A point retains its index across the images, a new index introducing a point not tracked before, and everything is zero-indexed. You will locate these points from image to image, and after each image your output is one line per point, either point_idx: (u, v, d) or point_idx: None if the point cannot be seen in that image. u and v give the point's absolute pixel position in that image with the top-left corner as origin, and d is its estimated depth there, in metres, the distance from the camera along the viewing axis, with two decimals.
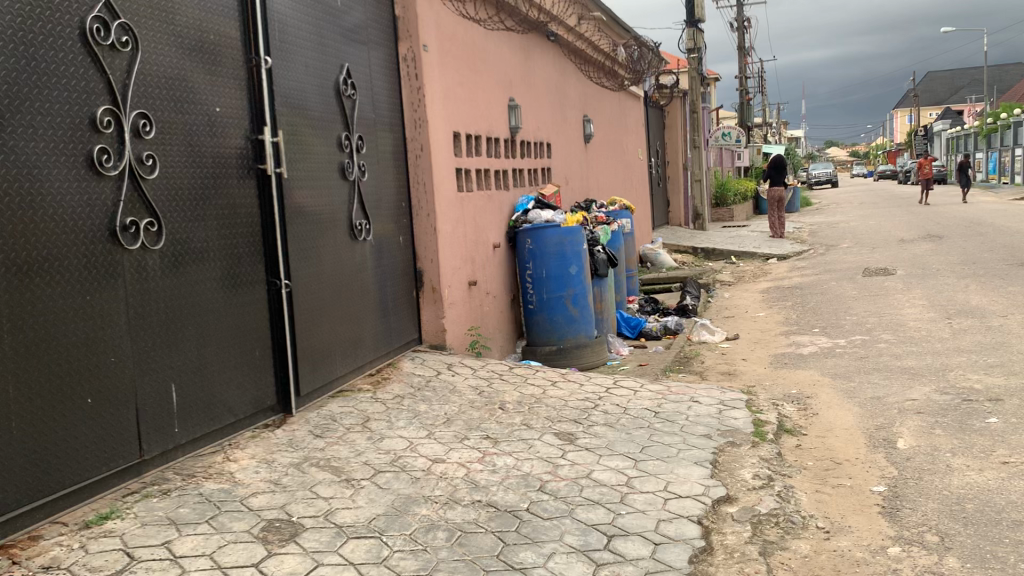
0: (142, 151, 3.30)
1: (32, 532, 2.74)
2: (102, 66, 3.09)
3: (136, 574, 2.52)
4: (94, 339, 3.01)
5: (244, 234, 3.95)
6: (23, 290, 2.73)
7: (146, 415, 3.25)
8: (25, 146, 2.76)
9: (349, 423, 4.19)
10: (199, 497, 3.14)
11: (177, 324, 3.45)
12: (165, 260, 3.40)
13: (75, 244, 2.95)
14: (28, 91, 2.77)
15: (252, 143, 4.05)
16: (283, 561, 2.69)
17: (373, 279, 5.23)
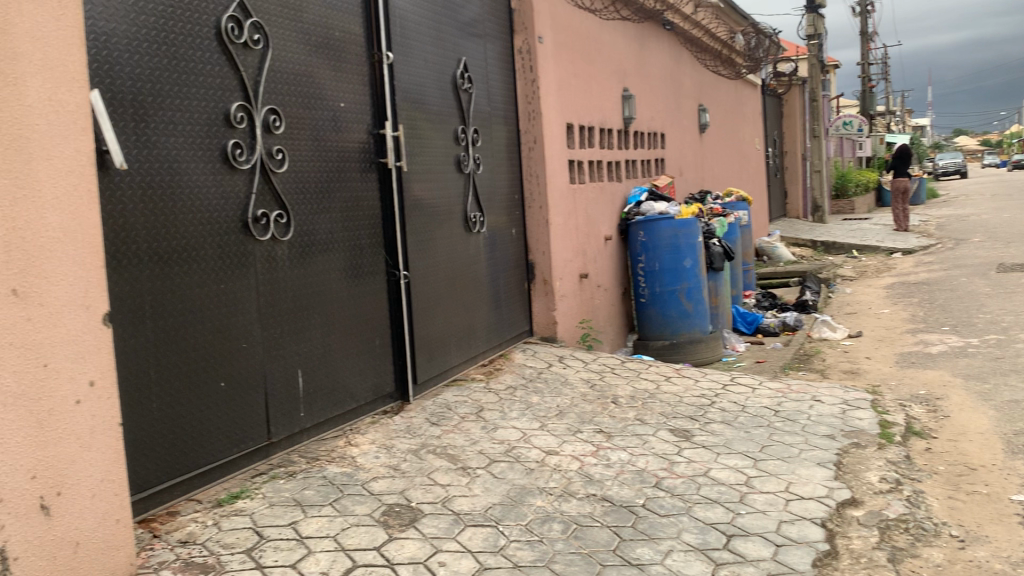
0: (272, 146, 3.43)
1: (171, 507, 2.89)
2: (235, 64, 3.22)
3: (266, 552, 2.63)
4: (227, 325, 3.15)
5: (365, 225, 4.05)
6: (165, 278, 2.88)
7: (274, 399, 3.39)
8: (167, 141, 2.90)
9: (464, 412, 4.24)
10: (323, 479, 3.25)
11: (303, 312, 3.58)
12: (293, 250, 3.53)
13: (211, 234, 3.09)
14: (169, 88, 2.91)
15: (373, 137, 4.14)
16: (403, 546, 2.75)
17: (487, 271, 5.27)
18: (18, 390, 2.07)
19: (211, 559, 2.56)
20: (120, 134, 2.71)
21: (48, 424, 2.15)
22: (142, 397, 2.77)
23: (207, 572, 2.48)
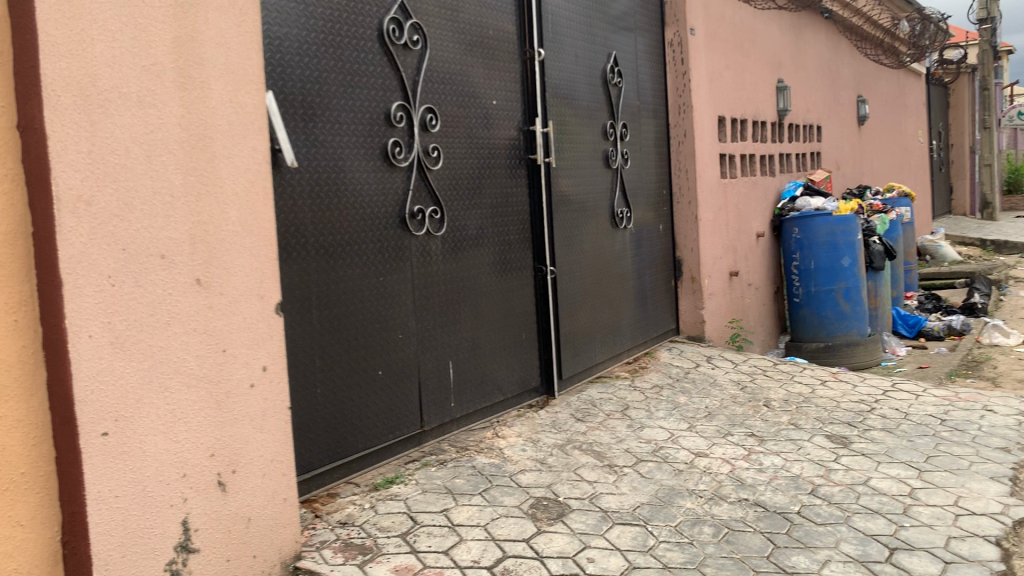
0: (429, 144, 3.53)
1: (331, 489, 3.03)
2: (395, 64, 3.33)
3: (419, 537, 2.71)
4: (385, 317, 3.27)
5: (515, 221, 4.10)
6: (329, 271, 3.01)
7: (426, 389, 3.49)
8: (333, 140, 3.04)
9: (609, 410, 4.22)
10: (473, 469, 3.32)
11: (455, 305, 3.67)
12: (446, 246, 3.62)
13: (372, 229, 3.21)
14: (335, 90, 3.04)
15: (523, 134, 4.18)
16: (552, 539, 2.77)
17: (633, 268, 5.23)
18: (199, 373, 2.22)
19: (369, 541, 2.67)
20: (291, 134, 2.86)
21: (225, 406, 2.30)
22: (307, 383, 2.91)
23: (366, 553, 2.59)
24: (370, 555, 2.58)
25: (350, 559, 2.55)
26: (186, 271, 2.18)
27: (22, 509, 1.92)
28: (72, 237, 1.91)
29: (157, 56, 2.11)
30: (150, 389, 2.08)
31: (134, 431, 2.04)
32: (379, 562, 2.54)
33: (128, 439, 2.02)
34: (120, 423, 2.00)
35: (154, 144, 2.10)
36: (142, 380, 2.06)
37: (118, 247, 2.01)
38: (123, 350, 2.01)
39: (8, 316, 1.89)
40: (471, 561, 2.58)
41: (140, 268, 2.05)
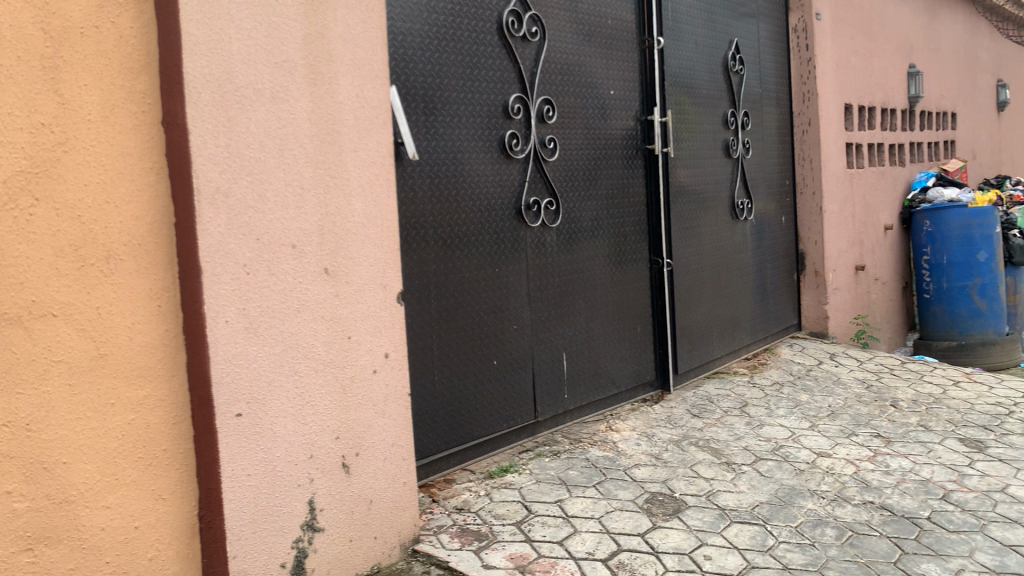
0: (545, 135, 3.54)
1: (448, 475, 3.10)
2: (514, 56, 3.35)
3: (534, 526, 2.73)
4: (501, 308, 3.30)
5: (631, 213, 4.06)
6: (447, 261, 3.06)
7: (540, 380, 3.51)
8: (452, 133, 3.08)
9: (727, 406, 4.14)
10: (587, 461, 3.32)
11: (569, 297, 3.67)
12: (562, 237, 3.62)
13: (489, 220, 3.25)
14: (456, 83, 3.09)
15: (640, 123, 4.14)
16: (667, 535, 2.73)
17: (753, 261, 5.10)
18: (326, 358, 2.31)
19: (484, 527, 2.72)
20: (413, 127, 2.92)
21: (351, 391, 2.38)
22: (425, 371, 2.98)
23: (481, 540, 2.63)
24: (485, 542, 2.62)
25: (466, 544, 2.61)
26: (314, 260, 2.27)
27: (164, 483, 2.03)
28: (210, 227, 2.01)
29: (289, 53, 2.19)
30: (280, 373, 2.18)
31: (265, 413, 2.14)
32: (494, 549, 2.58)
33: (259, 419, 2.13)
34: (253, 404, 2.11)
35: (286, 138, 2.19)
36: (273, 364, 2.16)
37: (253, 237, 2.11)
38: (256, 335, 2.11)
39: (152, 301, 2.00)
40: (585, 552, 2.58)
41: (271, 258, 2.15)
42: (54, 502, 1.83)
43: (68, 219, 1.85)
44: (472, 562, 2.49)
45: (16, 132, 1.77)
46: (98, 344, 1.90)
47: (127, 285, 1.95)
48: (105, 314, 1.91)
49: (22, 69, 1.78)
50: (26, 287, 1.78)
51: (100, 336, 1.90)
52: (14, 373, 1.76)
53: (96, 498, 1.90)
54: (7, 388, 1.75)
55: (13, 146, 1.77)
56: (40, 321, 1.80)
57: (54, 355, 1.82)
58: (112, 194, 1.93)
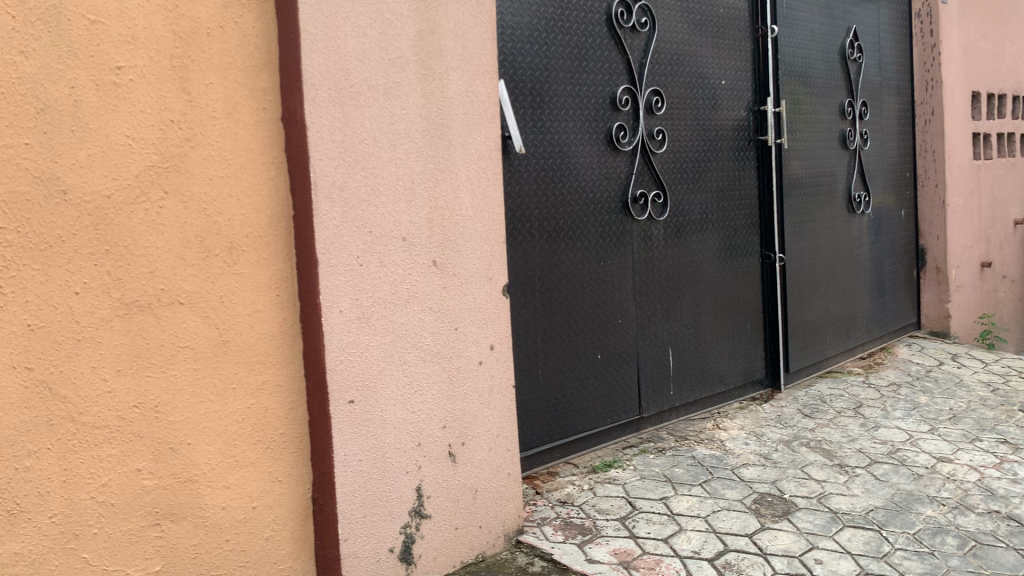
0: (653, 127, 3.50)
1: (551, 468, 3.13)
2: (623, 47, 3.32)
3: (638, 523, 2.71)
4: (605, 302, 3.29)
5: (742, 207, 3.97)
6: (553, 255, 3.07)
7: (645, 375, 3.48)
8: (559, 126, 3.08)
9: (840, 407, 4.00)
10: (692, 459, 3.27)
11: (676, 291, 3.62)
12: (669, 230, 3.57)
13: (595, 214, 3.23)
14: (563, 76, 3.09)
15: (753, 114, 4.03)
16: (777, 537, 2.66)
17: (870, 257, 4.90)
18: (434, 349, 2.35)
19: (588, 522, 2.72)
20: (520, 120, 2.94)
21: (458, 381, 2.42)
22: (530, 364, 3.00)
23: (585, 534, 2.63)
24: (589, 536, 2.62)
25: (569, 538, 2.62)
26: (424, 253, 2.31)
27: (281, 465, 2.11)
28: (326, 220, 2.08)
29: (402, 49, 2.24)
30: (390, 362, 2.23)
31: (376, 401, 2.20)
32: (598, 544, 2.57)
33: (371, 407, 2.19)
34: (364, 392, 2.17)
35: (398, 132, 2.24)
36: (383, 353, 2.21)
37: (366, 230, 2.17)
38: (368, 325, 2.18)
39: (272, 291, 2.08)
40: (691, 551, 2.53)
41: (383, 250, 2.20)
42: (180, 481, 1.93)
43: (195, 211, 1.94)
44: (575, 556, 2.50)
45: (148, 129, 1.86)
46: (221, 331, 1.99)
47: (248, 275, 2.04)
48: (228, 302, 2.00)
49: (154, 68, 1.87)
50: (156, 277, 1.88)
51: (222, 323, 1.99)
52: (144, 357, 1.86)
53: (218, 477, 2.00)
54: (138, 371, 1.86)
55: (145, 142, 1.86)
56: (168, 309, 1.90)
57: (180, 341, 1.92)
58: (235, 187, 2.01)
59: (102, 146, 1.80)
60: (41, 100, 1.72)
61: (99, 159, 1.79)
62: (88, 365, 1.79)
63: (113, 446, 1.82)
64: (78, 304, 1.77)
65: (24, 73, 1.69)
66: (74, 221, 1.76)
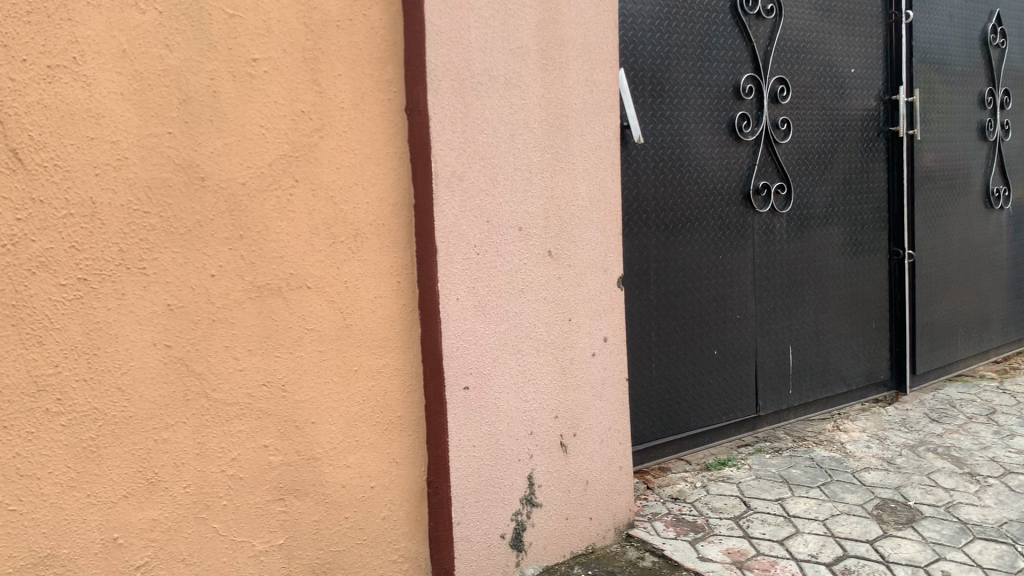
0: (778, 117, 3.39)
1: (663, 463, 3.10)
2: (747, 35, 3.23)
3: (752, 523, 2.65)
4: (723, 296, 3.22)
5: (870, 200, 3.81)
6: (669, 246, 3.02)
7: (763, 372, 3.40)
8: (680, 115, 3.03)
9: (972, 412, 3.79)
10: (811, 461, 3.17)
11: (798, 287, 3.51)
12: (792, 224, 3.46)
13: (715, 205, 3.17)
14: (685, 64, 3.03)
15: (883, 104, 3.86)
16: (900, 545, 2.53)
17: (1009, 255, 4.62)
18: (548, 339, 2.35)
19: (701, 519, 2.67)
20: (640, 110, 2.90)
21: (571, 371, 2.41)
22: (644, 357, 2.97)
23: (697, 531, 2.59)
24: (702, 534, 2.58)
25: (681, 534, 2.58)
26: (540, 243, 2.32)
27: (398, 447, 2.17)
28: (446, 209, 2.11)
29: (523, 39, 2.24)
30: (504, 351, 2.25)
31: (490, 388, 2.23)
32: (710, 542, 2.53)
33: (485, 394, 2.22)
34: (479, 379, 2.20)
35: (517, 122, 2.25)
36: (498, 341, 2.24)
37: (484, 219, 2.19)
38: (484, 313, 2.20)
39: (393, 277, 2.13)
40: (808, 555, 2.45)
41: (500, 240, 2.22)
42: (304, 458, 2.01)
43: (322, 199, 2.01)
44: (687, 553, 2.46)
45: (280, 120, 1.94)
46: (345, 315, 2.05)
47: (371, 261, 2.09)
48: (352, 287, 2.06)
49: (287, 60, 1.94)
50: (286, 261, 1.96)
51: (346, 308, 2.05)
52: (274, 338, 1.94)
53: (340, 456, 2.07)
54: (267, 351, 1.94)
55: (278, 132, 1.93)
56: (296, 292, 1.97)
57: (307, 324, 1.99)
58: (361, 176, 2.07)
59: (237, 135, 1.88)
60: (183, 91, 1.80)
61: (235, 147, 1.88)
62: (222, 344, 1.88)
63: (242, 422, 1.91)
64: (214, 286, 1.86)
65: (168, 65, 1.78)
66: (211, 207, 1.85)
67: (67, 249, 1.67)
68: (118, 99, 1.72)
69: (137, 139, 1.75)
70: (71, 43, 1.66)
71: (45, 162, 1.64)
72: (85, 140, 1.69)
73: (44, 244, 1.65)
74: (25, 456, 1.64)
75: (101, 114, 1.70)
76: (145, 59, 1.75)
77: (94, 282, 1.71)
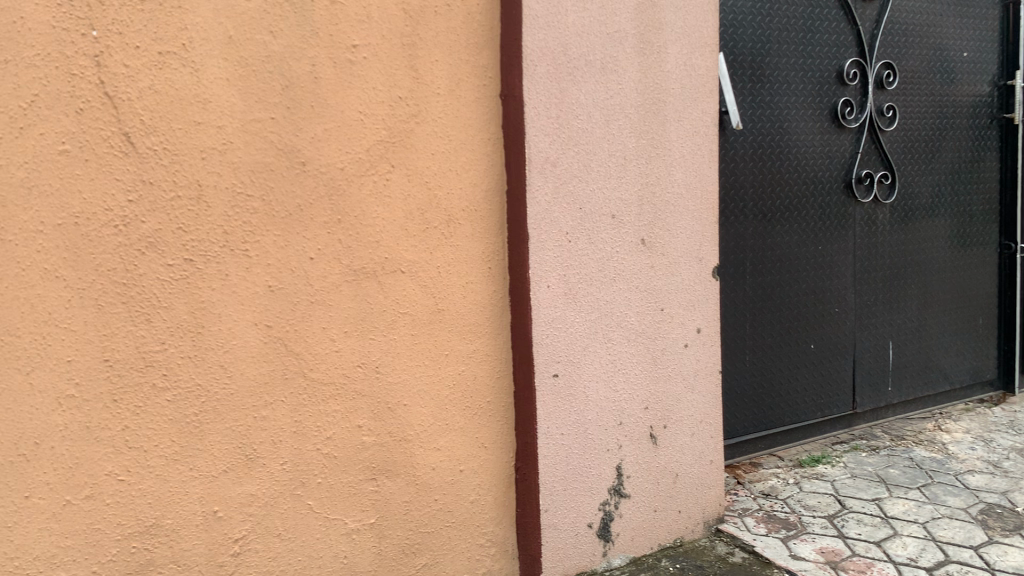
0: (883, 103, 3.26)
1: (754, 459, 3.03)
2: (853, 18, 3.11)
3: (848, 522, 2.57)
4: (821, 288, 3.12)
5: (981, 191, 3.63)
6: (766, 236, 2.95)
7: (861, 368, 3.29)
8: (780, 101, 2.94)
9: None
10: (910, 461, 3.05)
11: (901, 280, 3.38)
12: (895, 214, 3.33)
13: (815, 194, 3.07)
14: (787, 48, 2.94)
15: (997, 89, 3.66)
16: (1006, 553, 2.41)
17: None
18: (639, 329, 2.32)
19: (793, 517, 2.61)
20: (738, 96, 2.84)
21: (662, 362, 2.38)
22: (737, 349, 2.91)
23: (790, 529, 2.53)
24: (794, 531, 2.51)
25: (773, 531, 2.52)
26: (633, 231, 2.28)
27: (487, 432, 2.18)
28: (539, 195, 2.11)
29: (621, 23, 2.21)
30: (595, 339, 2.23)
31: (580, 376, 2.21)
32: (803, 540, 2.47)
33: (575, 382, 2.21)
34: (569, 366, 2.19)
35: (612, 108, 2.22)
36: (589, 330, 2.22)
37: (577, 206, 2.17)
38: (574, 301, 2.19)
39: (484, 263, 2.14)
40: (907, 558, 2.36)
41: (592, 227, 2.20)
42: (395, 439, 2.04)
43: (417, 184, 2.02)
44: (778, 550, 2.40)
45: (378, 106, 1.96)
46: (437, 300, 2.07)
47: (464, 247, 2.10)
48: (444, 272, 2.07)
49: (385, 47, 1.95)
50: (382, 245, 1.98)
51: (439, 292, 2.07)
52: (369, 321, 1.97)
53: (430, 439, 2.09)
54: (362, 333, 1.97)
55: (375, 118, 1.96)
56: (391, 276, 1.99)
57: (401, 307, 2.01)
58: (455, 162, 2.08)
59: (337, 121, 1.91)
60: (286, 77, 1.84)
61: (334, 133, 1.90)
62: (319, 325, 1.91)
63: (338, 403, 1.95)
64: (313, 269, 1.89)
65: (272, 51, 1.82)
66: (311, 191, 1.88)
67: (175, 231, 1.73)
68: (223, 84, 1.77)
69: (241, 124, 1.79)
70: (181, 30, 1.71)
71: (155, 146, 1.70)
72: (192, 125, 1.74)
73: (153, 225, 1.71)
74: (133, 428, 1.71)
75: (208, 100, 1.75)
76: (250, 46, 1.79)
77: (199, 263, 1.76)
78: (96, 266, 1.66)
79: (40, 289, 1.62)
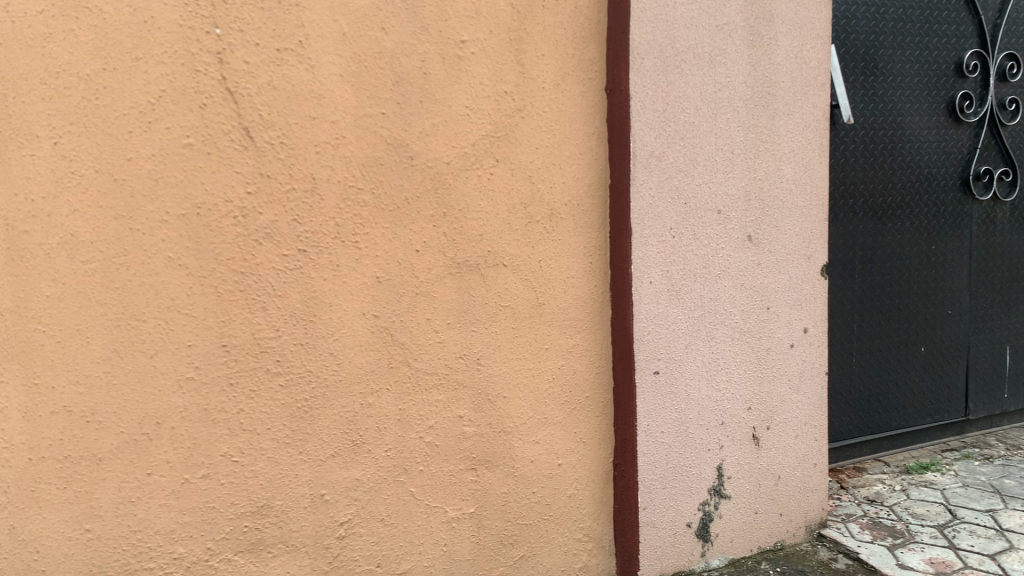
0: (1005, 96, 3.11)
1: (858, 464, 2.94)
2: (975, 7, 2.98)
3: (959, 533, 2.46)
4: (934, 289, 3.01)
5: None
6: (877, 234, 2.85)
7: (974, 373, 3.15)
8: (894, 95, 2.85)
9: None
10: None
11: (1020, 282, 3.22)
12: (1015, 213, 3.18)
13: (929, 191, 2.96)
14: (904, 40, 2.84)
15: None
16: None
17: None
18: (743, 327, 2.28)
19: (900, 525, 2.52)
20: (850, 90, 2.75)
21: (766, 361, 2.33)
22: (843, 351, 2.83)
23: (896, 537, 2.45)
24: (901, 540, 2.43)
25: (879, 538, 2.45)
26: (739, 227, 2.25)
27: (585, 427, 2.18)
28: (644, 190, 2.09)
29: (730, 15, 2.18)
30: (698, 337, 2.21)
31: (682, 374, 2.19)
32: (911, 549, 2.38)
33: (677, 379, 2.19)
34: (670, 363, 2.17)
35: (720, 101, 2.19)
36: (692, 327, 2.20)
37: (682, 201, 2.15)
38: (678, 297, 2.17)
39: (586, 258, 2.14)
40: None
41: (697, 223, 2.18)
42: (495, 431, 2.06)
43: (521, 178, 2.04)
44: (884, 558, 2.33)
45: (485, 101, 1.98)
46: (538, 294, 2.08)
47: (566, 241, 2.10)
48: (546, 266, 2.08)
49: (493, 42, 1.97)
50: (485, 239, 2.00)
51: (540, 286, 2.08)
52: (472, 313, 2.00)
53: (530, 432, 2.10)
54: (465, 325, 1.99)
55: (482, 113, 1.98)
56: (493, 270, 2.02)
57: (502, 301, 2.04)
58: (559, 156, 2.08)
59: (445, 115, 1.94)
60: (397, 73, 1.88)
61: (442, 127, 1.94)
62: (423, 316, 1.95)
63: (440, 393, 1.98)
64: (418, 261, 1.93)
65: (384, 48, 1.86)
66: (418, 184, 1.91)
67: (290, 222, 1.79)
68: (338, 80, 1.81)
69: (354, 119, 1.84)
70: (298, 27, 1.76)
71: (272, 140, 1.76)
72: (307, 120, 1.79)
73: (270, 217, 1.77)
74: (247, 411, 1.78)
75: (323, 95, 1.80)
76: (364, 43, 1.83)
77: (311, 253, 1.82)
78: (216, 255, 1.73)
79: (164, 277, 1.69)
